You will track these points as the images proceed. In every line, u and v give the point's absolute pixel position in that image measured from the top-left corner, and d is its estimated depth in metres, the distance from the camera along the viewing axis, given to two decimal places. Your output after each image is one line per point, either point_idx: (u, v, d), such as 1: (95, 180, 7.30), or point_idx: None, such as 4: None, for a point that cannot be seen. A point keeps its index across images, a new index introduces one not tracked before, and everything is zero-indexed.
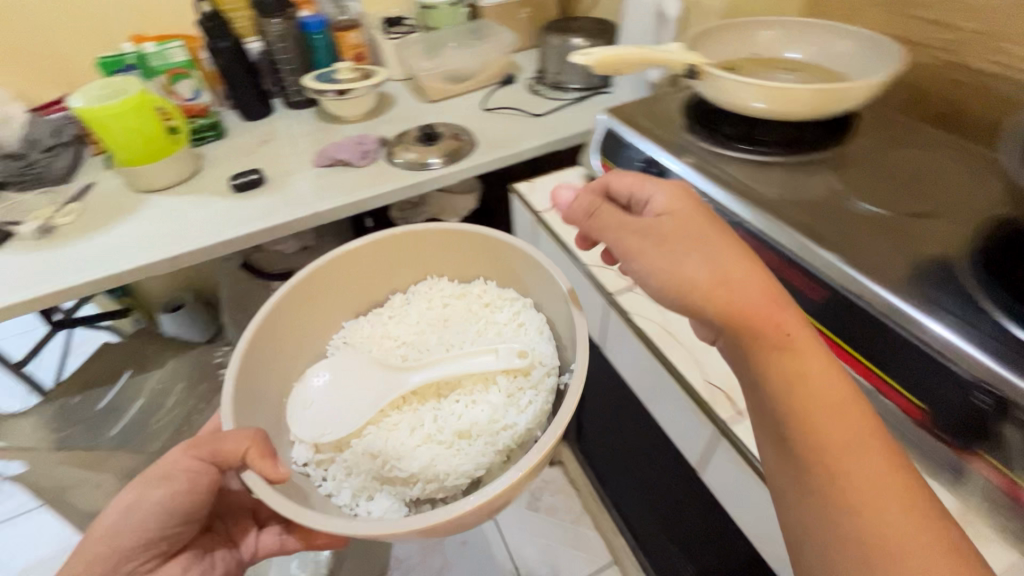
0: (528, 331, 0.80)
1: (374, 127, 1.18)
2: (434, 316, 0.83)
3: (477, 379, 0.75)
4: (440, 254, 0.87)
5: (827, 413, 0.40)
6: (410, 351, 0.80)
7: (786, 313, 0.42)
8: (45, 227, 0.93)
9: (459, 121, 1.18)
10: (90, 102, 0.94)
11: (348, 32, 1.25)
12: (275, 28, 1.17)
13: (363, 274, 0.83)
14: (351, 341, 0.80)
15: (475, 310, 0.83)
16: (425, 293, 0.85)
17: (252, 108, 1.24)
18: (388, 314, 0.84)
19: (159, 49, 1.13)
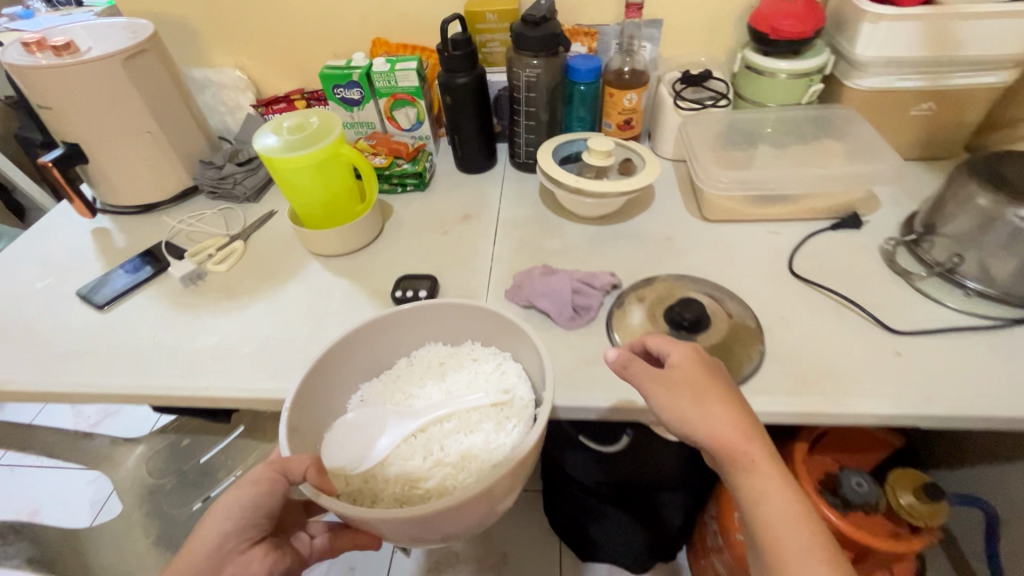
0: (510, 375, 0.67)
1: (608, 245, 0.81)
2: (437, 368, 0.70)
3: (479, 408, 0.65)
4: (430, 325, 0.71)
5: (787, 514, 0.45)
6: (420, 400, 0.67)
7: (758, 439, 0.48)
8: (195, 275, 0.78)
9: (737, 282, 0.73)
10: (282, 142, 0.72)
11: (624, 90, 0.85)
12: (529, 71, 0.84)
13: (389, 345, 0.71)
14: (367, 399, 0.68)
15: (463, 363, 0.70)
16: (419, 366, 0.70)
17: (469, 159, 0.95)
18: (405, 373, 0.70)
19: (390, 69, 0.89)
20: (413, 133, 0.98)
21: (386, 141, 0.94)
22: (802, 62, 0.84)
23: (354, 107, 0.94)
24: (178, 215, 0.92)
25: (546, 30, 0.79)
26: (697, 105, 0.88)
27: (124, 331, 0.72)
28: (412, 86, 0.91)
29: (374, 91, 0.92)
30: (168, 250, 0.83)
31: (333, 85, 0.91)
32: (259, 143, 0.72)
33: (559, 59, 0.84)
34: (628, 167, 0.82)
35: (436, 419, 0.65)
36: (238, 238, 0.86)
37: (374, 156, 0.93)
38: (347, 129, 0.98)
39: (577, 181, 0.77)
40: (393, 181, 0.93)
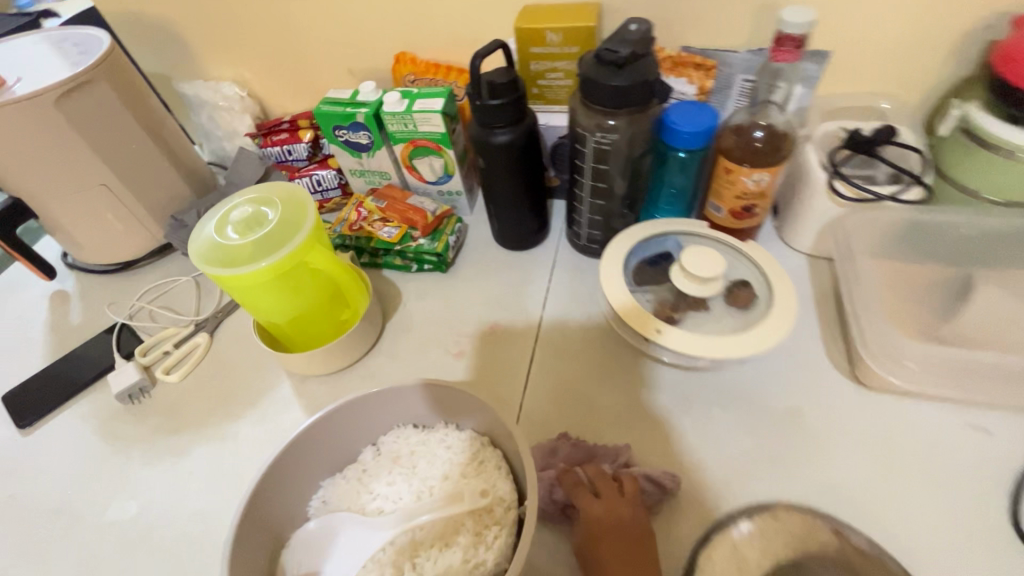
0: (489, 466, 0.48)
1: (698, 411, 0.53)
2: (405, 461, 0.50)
3: (453, 512, 0.46)
4: (397, 402, 0.50)
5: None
6: (385, 505, 0.48)
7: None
8: (138, 391, 0.60)
9: (908, 532, 0.45)
10: (239, 228, 0.51)
11: (750, 168, 0.54)
12: (602, 134, 0.55)
13: (353, 440, 0.51)
14: (329, 503, 0.49)
15: (433, 456, 0.50)
16: (378, 467, 0.50)
17: (510, 235, 0.69)
18: (377, 472, 0.50)
19: (406, 111, 0.64)
20: (438, 187, 0.73)
21: (400, 201, 0.70)
22: None
23: (362, 153, 0.70)
24: (150, 280, 0.75)
25: (636, 77, 0.50)
26: (869, 195, 0.55)
27: (40, 472, 0.56)
28: (436, 133, 0.65)
29: (387, 135, 0.67)
30: (118, 342, 0.65)
31: (332, 126, 0.67)
32: (194, 247, 0.50)
33: (650, 113, 0.55)
34: (740, 293, 0.53)
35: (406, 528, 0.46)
36: (202, 329, 0.67)
37: (383, 224, 0.69)
38: (357, 176, 0.74)
39: (659, 331, 0.50)
40: (406, 257, 0.70)
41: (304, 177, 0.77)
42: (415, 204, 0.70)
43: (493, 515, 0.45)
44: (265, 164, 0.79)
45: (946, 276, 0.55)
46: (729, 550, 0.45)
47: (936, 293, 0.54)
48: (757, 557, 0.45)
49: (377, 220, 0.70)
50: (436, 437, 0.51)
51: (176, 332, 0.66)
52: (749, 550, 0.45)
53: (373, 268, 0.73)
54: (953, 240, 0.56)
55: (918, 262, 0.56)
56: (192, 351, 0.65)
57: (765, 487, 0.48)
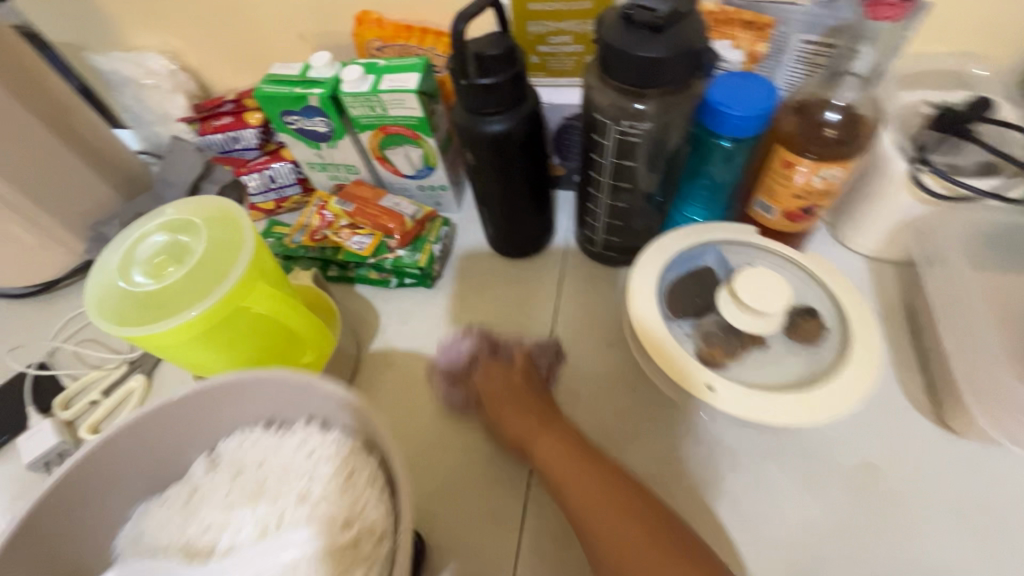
0: (358, 482, 0.35)
1: (748, 469, 0.43)
2: (251, 478, 0.37)
3: (305, 550, 0.33)
4: (252, 399, 0.38)
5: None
6: (218, 538, 0.35)
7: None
8: (55, 456, 0.49)
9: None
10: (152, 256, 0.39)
11: (819, 161, 0.42)
12: (627, 121, 0.43)
13: (181, 443, 0.39)
14: (142, 542, 0.36)
15: (291, 470, 0.37)
16: (210, 484, 0.38)
17: (509, 242, 0.57)
18: (215, 485, 0.37)
19: (371, 90, 0.50)
20: (418, 181, 0.60)
21: (372, 202, 0.57)
22: None
23: (321, 143, 0.56)
24: (73, 305, 0.61)
25: (679, 49, 0.37)
26: (965, 192, 0.43)
27: None
28: (411, 117, 0.52)
29: (350, 121, 0.54)
30: (34, 391, 0.53)
31: (280, 111, 0.53)
32: (93, 294, 0.38)
33: (692, 92, 0.42)
34: (806, 325, 0.42)
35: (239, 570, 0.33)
36: (138, 370, 0.55)
37: (353, 232, 0.57)
38: (317, 170, 0.61)
39: (709, 386, 0.39)
40: (382, 270, 0.57)
41: (255, 172, 0.63)
42: (390, 206, 0.56)
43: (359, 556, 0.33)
44: (206, 157, 0.65)
45: None
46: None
47: None
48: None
49: (346, 226, 0.57)
50: (293, 439, 0.38)
51: (104, 375, 0.54)
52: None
53: (344, 283, 0.60)
54: None
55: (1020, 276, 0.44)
56: (126, 400, 0.53)
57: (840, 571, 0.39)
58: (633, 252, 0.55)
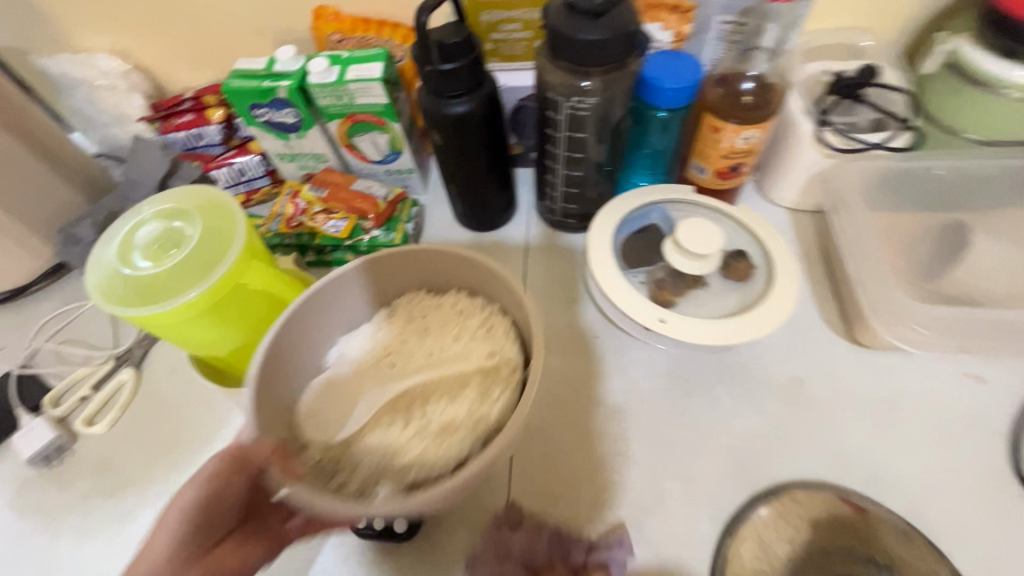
0: (497, 331, 0.44)
1: (699, 393, 0.50)
2: (419, 322, 0.47)
3: (463, 371, 0.43)
4: (412, 271, 0.47)
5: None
6: (402, 361, 0.45)
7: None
8: (55, 451, 0.51)
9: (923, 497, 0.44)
10: (154, 241, 0.42)
11: (740, 125, 0.49)
12: (575, 98, 0.48)
13: (345, 314, 0.47)
14: (346, 358, 0.46)
15: (450, 315, 0.47)
16: (394, 324, 0.47)
17: (478, 216, 0.62)
18: (391, 331, 0.47)
19: (337, 81, 0.53)
20: (386, 166, 0.63)
21: (344, 187, 0.60)
22: None
23: (290, 134, 0.59)
24: (47, 310, 0.61)
25: (613, 33, 0.42)
26: (858, 145, 0.52)
27: None
28: (377, 105, 0.55)
29: (318, 111, 0.57)
30: (20, 393, 0.54)
31: (248, 105, 0.56)
32: (95, 281, 0.40)
33: (629, 70, 0.47)
34: (736, 267, 0.49)
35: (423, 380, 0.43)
36: (126, 363, 0.56)
37: (327, 216, 0.60)
38: (286, 161, 0.63)
39: (661, 321, 0.45)
40: (359, 251, 0.61)
41: (224, 166, 0.66)
42: (362, 191, 0.60)
43: (497, 377, 0.42)
44: (171, 154, 0.66)
45: (936, 223, 0.52)
46: (756, 548, 0.43)
47: (932, 242, 0.51)
48: (786, 554, 0.44)
49: (320, 211, 0.60)
50: (449, 300, 0.47)
51: (92, 371, 0.55)
52: (778, 539, 0.44)
53: (322, 267, 0.63)
54: (935, 184, 0.53)
55: (908, 213, 0.53)
56: (117, 393, 0.55)
57: (777, 466, 0.46)
58: (589, 218, 0.61)
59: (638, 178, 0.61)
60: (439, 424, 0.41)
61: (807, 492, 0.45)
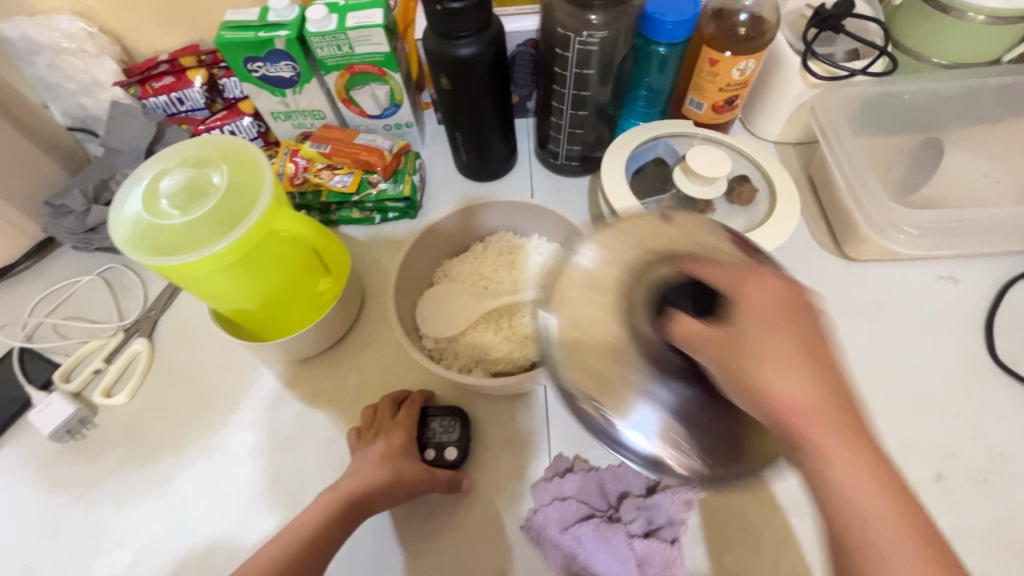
0: None
1: None
2: (508, 251, 0.54)
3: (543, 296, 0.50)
4: (496, 215, 0.54)
5: (840, 455, 0.26)
6: (500, 281, 0.53)
7: (749, 347, 0.28)
8: (77, 424, 0.49)
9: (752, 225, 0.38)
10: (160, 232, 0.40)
11: (735, 56, 0.51)
12: (582, 33, 0.49)
13: (447, 244, 0.55)
14: (450, 276, 0.54)
15: (529, 258, 0.54)
16: (486, 257, 0.54)
17: (484, 164, 0.63)
18: (483, 259, 0.54)
19: (337, 28, 0.52)
20: (386, 120, 0.63)
21: (346, 142, 0.59)
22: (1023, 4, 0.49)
23: (286, 90, 0.58)
24: (40, 288, 0.59)
25: None
26: (842, 72, 0.54)
27: None
28: (378, 53, 0.55)
29: (316, 63, 0.56)
30: (24, 371, 0.52)
31: (243, 59, 0.54)
32: (121, 234, 0.40)
33: (634, 4, 0.48)
34: (745, 192, 0.52)
35: (513, 300, 0.50)
36: (136, 334, 0.54)
37: (332, 172, 0.59)
38: (281, 120, 0.62)
39: None
40: (365, 207, 0.61)
41: (215, 130, 0.63)
42: (367, 144, 0.59)
43: None
44: (154, 120, 0.62)
45: (913, 143, 0.57)
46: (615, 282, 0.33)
47: (905, 160, 0.56)
48: (609, 274, 0.34)
49: (323, 167, 0.59)
50: (526, 247, 0.54)
51: (102, 344, 0.53)
52: (629, 257, 0.34)
53: (328, 225, 0.63)
54: (907, 107, 0.58)
55: (884, 136, 0.57)
56: (132, 362, 0.53)
57: None
58: (590, 161, 0.63)
59: (635, 119, 0.63)
60: (524, 332, 0.49)
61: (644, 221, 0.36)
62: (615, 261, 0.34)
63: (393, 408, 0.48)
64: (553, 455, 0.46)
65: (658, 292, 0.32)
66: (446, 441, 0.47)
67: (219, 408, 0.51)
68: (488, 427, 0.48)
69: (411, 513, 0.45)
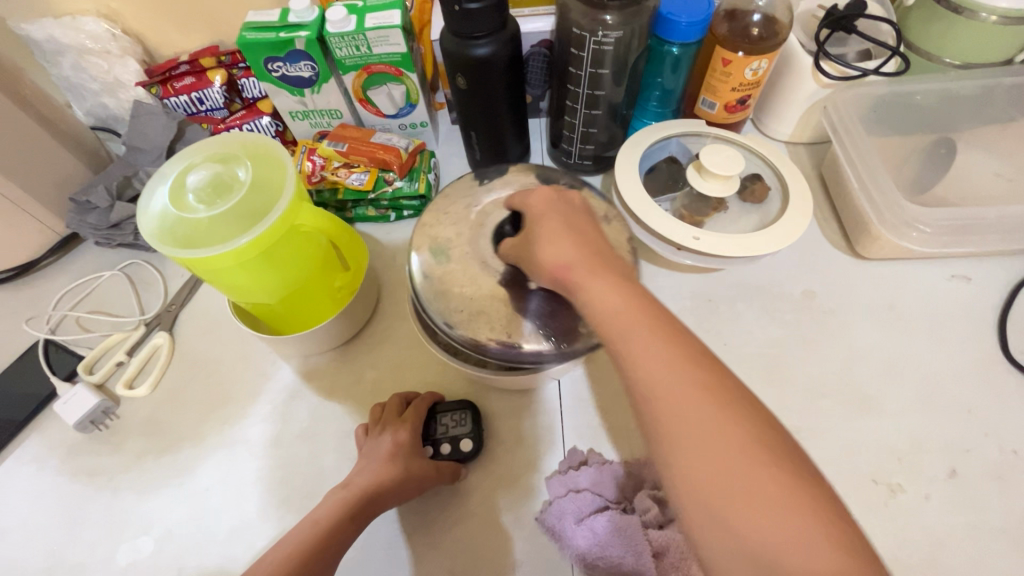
0: None
1: (722, 309, 0.54)
2: None
3: None
4: None
5: (630, 318, 0.33)
6: None
7: (533, 232, 0.39)
8: (100, 414, 0.51)
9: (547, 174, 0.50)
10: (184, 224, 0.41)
11: (748, 56, 0.52)
12: (597, 33, 0.50)
13: None
14: None
15: None
16: None
17: (499, 164, 0.64)
18: None
19: (356, 29, 0.53)
20: (401, 119, 0.64)
21: (364, 141, 0.60)
22: None
23: (305, 90, 0.59)
24: (64, 283, 0.60)
25: None
26: (854, 72, 0.55)
27: (9, 531, 0.47)
28: (395, 54, 0.56)
29: (335, 63, 0.57)
30: (49, 363, 0.53)
31: (263, 59, 0.55)
32: (149, 227, 0.41)
33: (648, 5, 0.49)
34: (757, 189, 0.53)
35: None
36: (157, 328, 0.56)
37: (349, 170, 0.60)
38: (299, 119, 0.63)
39: (696, 238, 0.48)
40: (381, 205, 0.62)
41: (235, 129, 0.64)
42: (384, 142, 0.60)
43: None
44: (175, 119, 0.63)
45: (925, 142, 0.57)
46: (452, 224, 0.47)
47: (918, 160, 0.57)
48: (464, 232, 0.46)
49: (340, 166, 0.60)
50: None
51: (125, 337, 0.54)
52: (458, 208, 0.48)
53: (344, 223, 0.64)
54: (919, 108, 0.58)
55: (896, 135, 0.58)
56: (153, 355, 0.54)
57: (799, 366, 0.51)
58: (603, 161, 0.64)
59: (648, 119, 0.64)
60: None
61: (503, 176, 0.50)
62: (451, 216, 0.47)
63: (403, 406, 0.48)
64: (568, 449, 0.47)
65: (495, 233, 0.46)
66: (458, 434, 0.47)
67: (238, 401, 0.52)
68: (503, 421, 0.49)
69: (428, 504, 0.45)
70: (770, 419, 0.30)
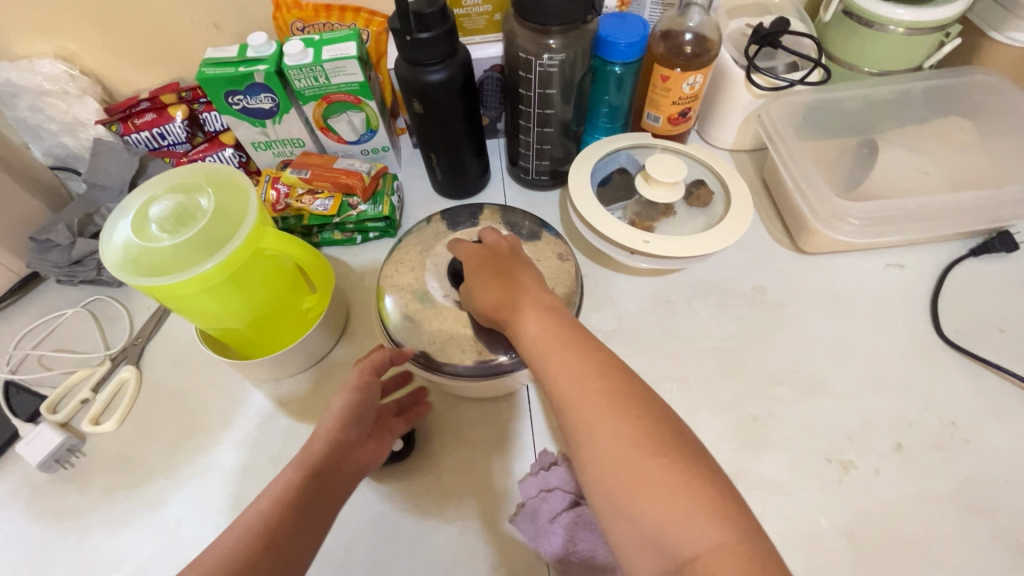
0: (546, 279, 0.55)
1: (678, 308, 0.57)
2: None
3: None
4: None
5: (548, 339, 0.36)
6: None
7: (473, 274, 0.44)
8: (65, 453, 0.50)
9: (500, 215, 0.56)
10: (144, 252, 0.42)
11: (685, 71, 0.56)
12: (542, 56, 0.53)
13: None
14: None
15: None
16: None
17: (460, 182, 0.66)
18: None
19: (314, 60, 0.55)
20: (363, 144, 0.66)
21: (327, 167, 0.62)
22: (936, 18, 0.55)
23: (266, 120, 0.61)
24: (25, 323, 0.60)
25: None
26: (782, 83, 0.59)
27: None
28: (353, 82, 0.58)
29: (294, 94, 0.59)
30: (9, 405, 0.52)
31: (223, 93, 0.56)
32: (111, 258, 0.41)
33: (589, 28, 0.53)
34: (700, 195, 0.57)
35: None
36: (123, 362, 0.55)
37: (313, 197, 0.61)
38: (262, 149, 0.64)
39: (646, 241, 0.51)
40: (346, 228, 0.63)
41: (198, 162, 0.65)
42: (346, 167, 0.62)
43: None
44: (137, 155, 0.63)
45: (851, 144, 0.62)
46: (411, 270, 0.51)
47: (847, 161, 0.61)
48: (421, 272, 0.51)
49: (304, 192, 0.61)
50: None
51: (89, 374, 0.54)
52: (413, 256, 0.52)
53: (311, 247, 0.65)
54: (844, 113, 0.63)
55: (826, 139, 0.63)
56: (120, 390, 0.54)
57: (753, 357, 0.53)
58: (559, 175, 0.67)
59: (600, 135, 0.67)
60: None
61: (450, 222, 0.55)
62: (408, 263, 0.52)
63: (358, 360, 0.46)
64: (538, 452, 0.49)
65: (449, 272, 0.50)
66: None
67: (207, 429, 0.52)
68: (474, 431, 0.50)
69: (403, 515, 0.46)
70: (667, 418, 0.32)
